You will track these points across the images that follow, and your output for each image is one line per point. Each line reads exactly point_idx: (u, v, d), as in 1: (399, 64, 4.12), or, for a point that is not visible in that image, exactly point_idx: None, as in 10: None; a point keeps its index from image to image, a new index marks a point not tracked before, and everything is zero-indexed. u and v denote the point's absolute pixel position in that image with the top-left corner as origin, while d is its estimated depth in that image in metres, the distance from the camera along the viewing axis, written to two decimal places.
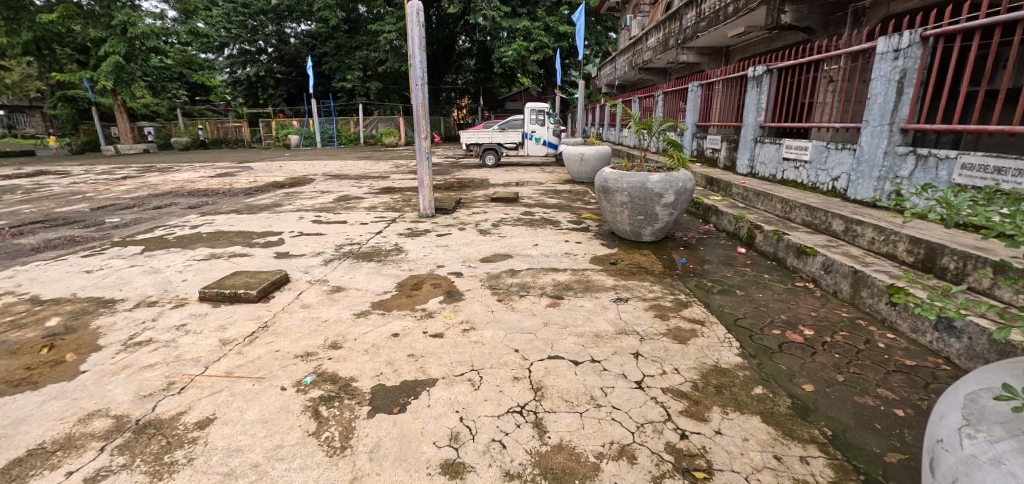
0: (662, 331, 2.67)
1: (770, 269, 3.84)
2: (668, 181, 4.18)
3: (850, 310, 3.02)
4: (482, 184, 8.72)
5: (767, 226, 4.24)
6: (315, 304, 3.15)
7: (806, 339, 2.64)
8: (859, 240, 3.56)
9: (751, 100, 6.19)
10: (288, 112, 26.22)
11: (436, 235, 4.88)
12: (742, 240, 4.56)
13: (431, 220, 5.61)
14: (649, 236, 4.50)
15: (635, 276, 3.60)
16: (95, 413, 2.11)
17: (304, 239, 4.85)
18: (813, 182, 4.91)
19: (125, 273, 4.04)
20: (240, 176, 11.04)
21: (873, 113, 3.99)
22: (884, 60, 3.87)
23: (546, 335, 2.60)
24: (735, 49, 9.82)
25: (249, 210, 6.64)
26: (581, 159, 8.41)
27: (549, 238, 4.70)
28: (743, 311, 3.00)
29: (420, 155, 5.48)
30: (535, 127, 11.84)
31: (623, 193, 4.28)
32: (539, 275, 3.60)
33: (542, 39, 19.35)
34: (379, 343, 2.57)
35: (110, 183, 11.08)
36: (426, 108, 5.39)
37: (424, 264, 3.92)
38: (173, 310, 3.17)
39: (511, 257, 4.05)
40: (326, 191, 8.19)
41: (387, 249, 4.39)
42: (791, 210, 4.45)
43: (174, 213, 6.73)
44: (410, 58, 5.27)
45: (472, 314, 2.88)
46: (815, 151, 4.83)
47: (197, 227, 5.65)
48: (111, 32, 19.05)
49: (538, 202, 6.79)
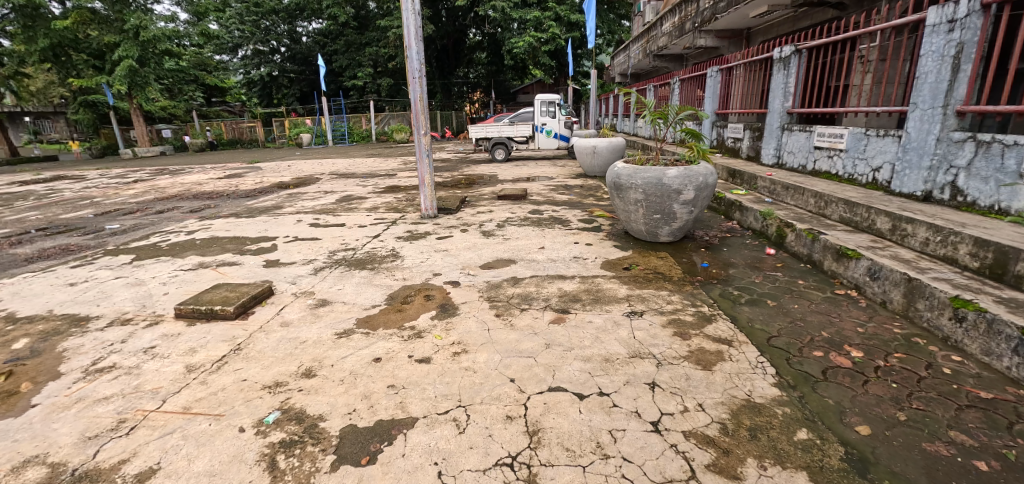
0: (685, 353, 2.33)
1: (803, 273, 3.44)
2: (687, 176, 3.78)
3: (903, 325, 2.65)
4: (490, 181, 8.38)
5: (800, 224, 3.84)
6: (296, 321, 2.86)
7: (855, 364, 2.29)
8: (909, 241, 3.17)
9: (777, 84, 5.70)
10: (301, 111, 26.19)
11: (436, 238, 4.57)
12: (770, 240, 4.15)
13: (433, 221, 5.30)
14: (667, 236, 4.11)
15: (651, 284, 3.23)
16: (32, 459, 1.85)
17: (298, 244, 4.58)
18: (849, 174, 4.46)
19: (107, 285, 3.81)
20: (248, 177, 10.89)
21: (922, 95, 3.56)
22: (936, 34, 3.44)
23: (549, 361, 2.28)
24: (757, 31, 9.32)
25: (249, 213, 6.42)
26: (594, 152, 8.02)
27: (557, 240, 4.34)
28: (775, 326, 2.65)
29: (419, 153, 5.17)
30: (546, 119, 11.43)
31: (637, 190, 3.90)
32: (544, 284, 3.25)
33: (554, 29, 18.87)
34: (359, 370, 2.27)
35: (119, 187, 11.00)
36: (426, 102, 5.07)
37: (419, 272, 3.61)
38: (146, 329, 2.91)
39: (515, 263, 3.72)
40: (331, 192, 7.94)
41: (382, 255, 4.09)
42: (825, 205, 4.04)
43: (174, 218, 6.54)
44: (406, 49, 4.96)
45: (466, 334, 2.55)
46: (852, 139, 4.38)
47: (193, 233, 5.43)
48: (125, 36, 19.17)
49: (548, 199, 6.42)
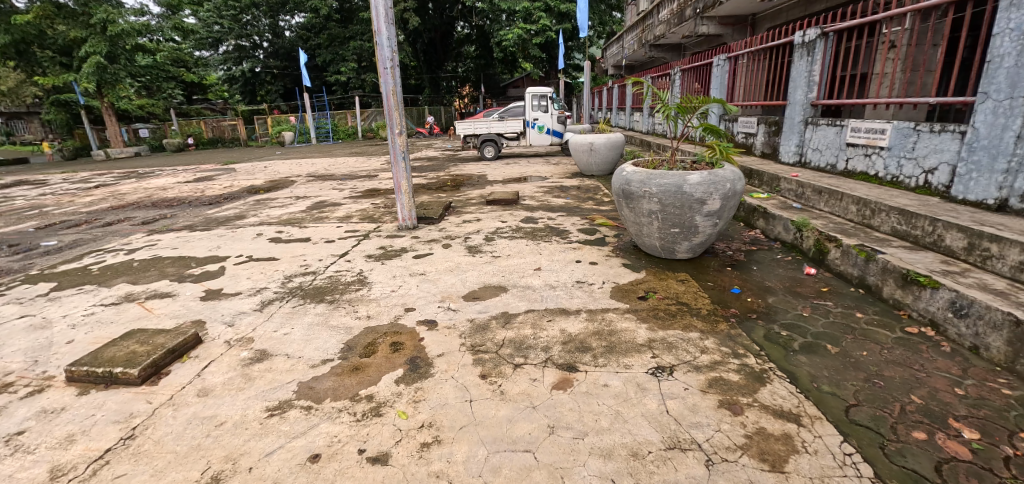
0: (743, 442, 1.70)
1: (858, 302, 2.83)
2: (712, 182, 3.13)
3: (1011, 385, 2.05)
4: (479, 182, 7.69)
5: (847, 238, 3.23)
6: (217, 388, 2.18)
7: (974, 455, 1.67)
8: (995, 264, 2.58)
9: (799, 73, 5.05)
10: (284, 108, 25.23)
11: (413, 256, 3.89)
12: (807, 255, 3.53)
13: (411, 234, 4.61)
14: (685, 253, 3.48)
15: (677, 322, 2.58)
16: None
17: (249, 267, 3.88)
18: (893, 175, 3.86)
19: (3, 328, 3.07)
20: (218, 180, 10.11)
21: (995, 83, 2.98)
22: (1016, 8, 2.84)
23: (555, 458, 1.63)
24: (763, 16, 8.72)
25: (206, 224, 5.69)
26: (590, 150, 7.36)
27: (556, 258, 3.66)
28: (848, 387, 2.04)
29: (394, 157, 4.48)
30: (538, 114, 10.78)
31: (652, 200, 3.25)
32: (541, 324, 2.58)
33: (545, 19, 18.12)
34: (286, 479, 1.61)
35: (79, 193, 10.14)
36: (399, 97, 4.37)
37: (387, 306, 2.93)
38: (21, 401, 2.21)
39: (506, 292, 3.05)
40: (303, 197, 7.22)
41: (347, 281, 3.41)
42: (872, 213, 3.44)
43: (122, 231, 5.80)
44: (375, 34, 4.24)
45: (440, 410, 1.90)
46: (896, 136, 3.80)
47: (134, 252, 4.69)
48: (92, 31, 18.13)
49: (542, 204, 5.74)
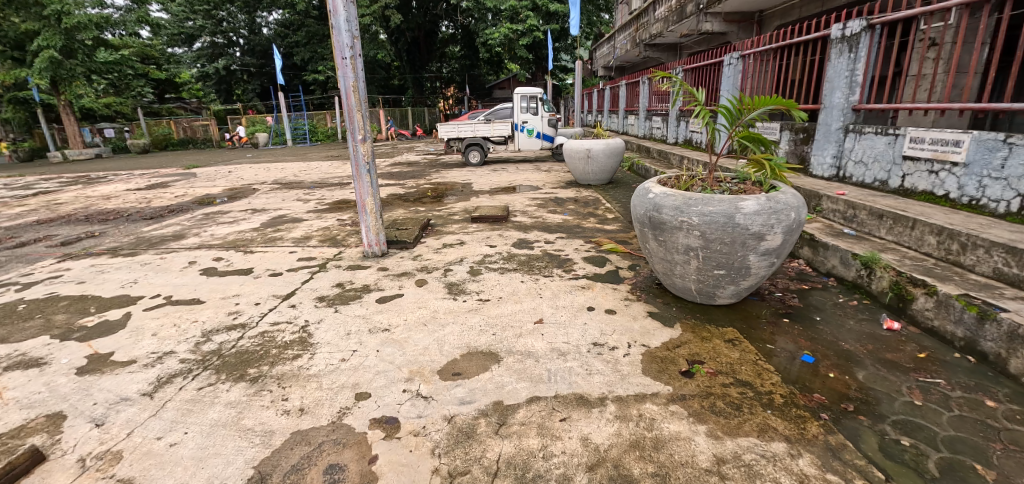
0: None
1: (977, 380, 2.09)
2: (772, 211, 2.37)
3: None
4: (464, 192, 6.85)
5: (941, 284, 2.48)
6: None
7: None
8: None
9: (837, 71, 4.29)
10: (259, 108, 23.99)
11: (378, 298, 3.04)
12: (879, 300, 2.79)
13: (378, 264, 3.74)
14: (726, 299, 2.70)
15: (748, 422, 1.79)
16: None
17: (162, 315, 2.97)
18: (970, 197, 3.18)
19: None
20: (174, 188, 9.05)
21: None
22: None
23: None
24: (772, 13, 8.08)
25: (135, 246, 4.73)
26: (588, 157, 6.57)
27: (561, 303, 2.84)
28: None
29: (356, 169, 3.64)
30: (527, 116, 10.00)
31: (691, 233, 2.46)
32: (553, 428, 1.76)
33: (532, 19, 17.25)
34: None
35: (12, 201, 8.94)
36: (362, 93, 3.51)
37: (331, 389, 2.06)
38: None
39: (497, 363, 2.21)
40: (260, 210, 6.27)
41: (284, 340, 2.54)
42: (962, 249, 2.71)
43: (32, 254, 4.79)
44: (331, 16, 3.38)
45: None
46: (977, 149, 3.10)
47: (28, 288, 3.72)
48: (46, 23, 16.67)
49: (536, 222, 4.91)
